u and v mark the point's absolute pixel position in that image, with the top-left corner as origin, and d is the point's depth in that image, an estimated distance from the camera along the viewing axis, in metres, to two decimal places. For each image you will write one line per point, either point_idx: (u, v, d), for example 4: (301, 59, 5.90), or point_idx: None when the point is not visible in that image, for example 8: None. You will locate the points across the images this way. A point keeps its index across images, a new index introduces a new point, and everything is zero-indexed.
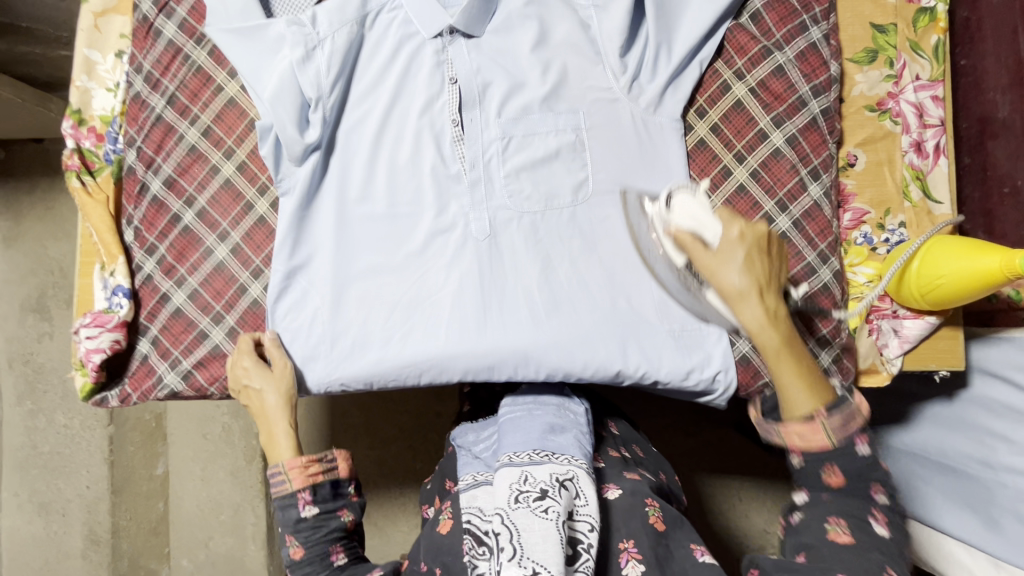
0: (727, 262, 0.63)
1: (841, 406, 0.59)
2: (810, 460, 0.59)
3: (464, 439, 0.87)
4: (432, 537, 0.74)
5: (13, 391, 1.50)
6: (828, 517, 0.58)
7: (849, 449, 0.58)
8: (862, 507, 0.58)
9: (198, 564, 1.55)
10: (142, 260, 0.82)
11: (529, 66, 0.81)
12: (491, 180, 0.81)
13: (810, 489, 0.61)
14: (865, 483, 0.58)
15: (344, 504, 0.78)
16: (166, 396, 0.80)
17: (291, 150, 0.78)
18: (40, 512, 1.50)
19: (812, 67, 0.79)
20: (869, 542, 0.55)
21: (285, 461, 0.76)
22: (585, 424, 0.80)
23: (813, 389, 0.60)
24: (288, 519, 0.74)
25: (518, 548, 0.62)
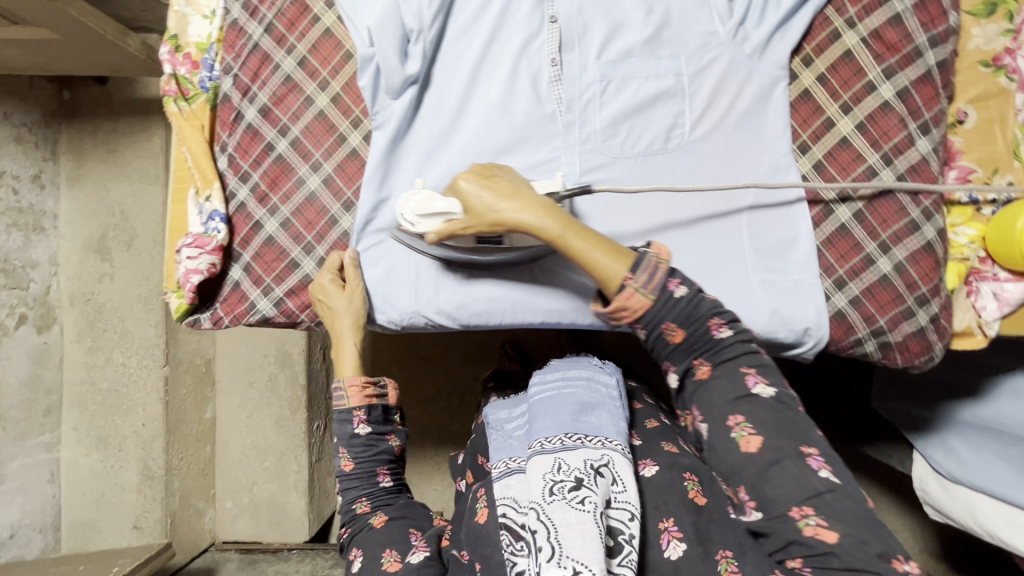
0: (472, 197, 0.69)
1: (641, 262, 0.64)
2: (651, 326, 0.64)
3: (499, 418, 0.89)
4: (471, 527, 0.74)
5: (74, 328, 1.54)
6: (727, 421, 0.61)
7: (668, 297, 0.63)
8: (735, 384, 0.61)
9: (242, 507, 1.64)
10: (235, 188, 0.82)
11: (632, 7, 0.80)
12: (587, 123, 0.80)
13: (675, 366, 0.65)
14: (700, 327, 0.63)
15: (392, 429, 0.84)
16: (257, 321, 0.81)
17: (390, 81, 0.78)
18: (97, 446, 1.54)
19: (931, 16, 0.76)
20: (765, 420, 0.60)
21: (346, 378, 0.82)
22: (616, 398, 0.82)
23: (612, 252, 0.64)
24: (344, 432, 0.81)
25: (555, 547, 0.59)
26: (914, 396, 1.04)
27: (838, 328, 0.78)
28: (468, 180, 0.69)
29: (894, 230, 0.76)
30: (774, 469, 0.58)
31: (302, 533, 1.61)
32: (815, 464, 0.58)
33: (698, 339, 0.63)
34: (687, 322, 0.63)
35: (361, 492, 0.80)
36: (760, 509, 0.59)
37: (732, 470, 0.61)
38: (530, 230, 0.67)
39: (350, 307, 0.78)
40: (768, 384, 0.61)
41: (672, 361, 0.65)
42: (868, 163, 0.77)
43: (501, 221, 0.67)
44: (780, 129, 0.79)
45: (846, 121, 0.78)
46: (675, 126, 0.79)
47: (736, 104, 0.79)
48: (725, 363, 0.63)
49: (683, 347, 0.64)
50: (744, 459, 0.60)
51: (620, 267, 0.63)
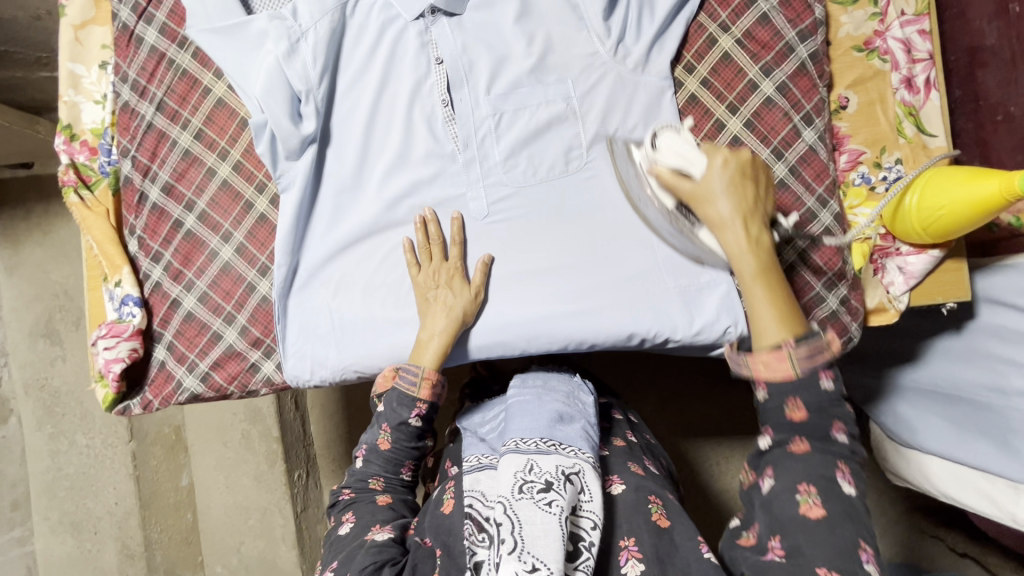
0: (713, 187, 0.67)
1: (810, 338, 0.60)
2: (775, 394, 0.60)
3: (476, 424, 0.87)
4: (435, 517, 0.70)
5: (33, 416, 1.52)
6: (798, 486, 0.57)
7: (813, 381, 0.59)
8: (829, 467, 0.58)
9: (233, 569, 1.57)
10: (149, 270, 0.82)
11: (513, 38, 0.81)
12: (487, 158, 0.81)
13: (775, 432, 0.61)
14: (827, 419, 0.59)
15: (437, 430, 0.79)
16: (188, 399, 0.81)
17: (287, 144, 0.79)
18: (72, 532, 1.52)
19: (796, 12, 0.79)
20: (840, 507, 0.56)
21: (425, 367, 0.75)
22: (593, 416, 0.78)
23: (786, 320, 0.61)
24: (394, 415, 0.75)
25: (518, 542, 0.59)
26: (862, 366, 1.06)
27: None
28: (729, 172, 0.67)
29: (794, 219, 0.78)
30: (820, 536, 0.55)
31: None
32: (865, 557, 0.54)
33: (818, 425, 0.59)
34: (818, 412, 0.59)
35: (379, 471, 0.77)
36: (789, 558, 0.55)
37: (781, 523, 0.57)
38: (733, 245, 0.66)
39: (470, 298, 0.77)
40: (853, 483, 0.58)
41: (774, 426, 0.61)
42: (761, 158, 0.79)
43: (714, 215, 0.67)
44: None
45: (734, 120, 0.80)
46: (572, 149, 0.81)
47: (626, 119, 0.80)
48: (825, 447, 0.59)
49: (798, 422, 0.59)
50: (801, 523, 0.56)
51: (784, 333, 0.61)
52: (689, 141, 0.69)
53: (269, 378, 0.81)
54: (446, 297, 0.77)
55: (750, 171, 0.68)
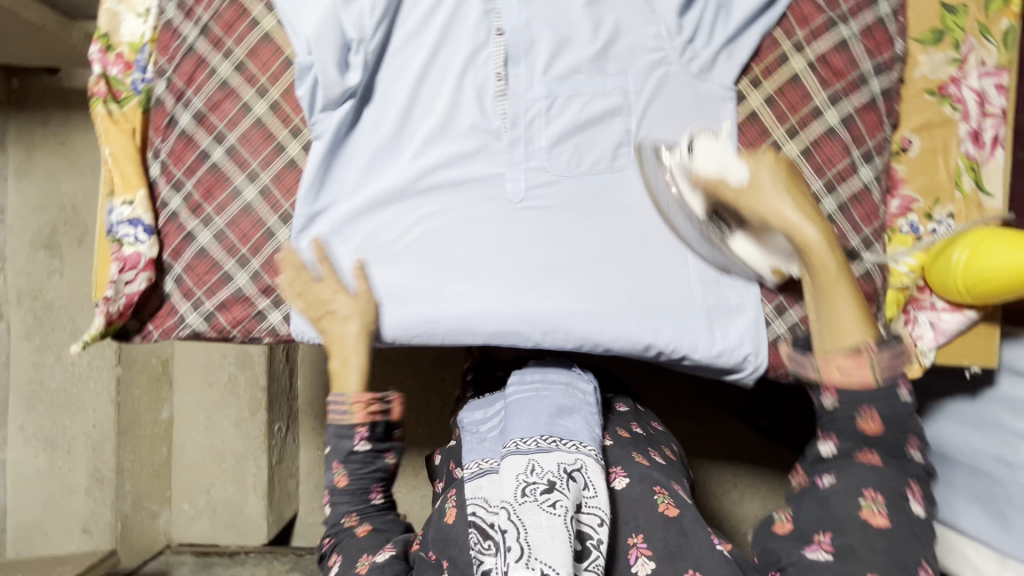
0: (761, 176, 0.66)
1: (889, 343, 0.59)
2: (847, 402, 0.58)
3: (473, 418, 0.86)
4: (439, 527, 0.72)
5: (22, 325, 1.50)
6: (863, 491, 0.55)
7: (891, 389, 0.57)
8: (898, 479, 0.56)
9: (198, 509, 1.56)
10: (167, 198, 0.79)
11: (579, 22, 0.78)
12: (532, 141, 0.78)
13: (838, 438, 0.58)
14: (903, 430, 0.57)
15: (391, 446, 0.76)
16: (188, 336, 0.79)
17: (329, 91, 0.75)
18: (45, 447, 1.51)
19: (877, 43, 0.76)
20: (904, 522, 0.54)
21: (350, 393, 0.73)
22: (594, 404, 0.79)
23: (865, 319, 0.60)
24: (340, 448, 0.73)
25: (525, 548, 0.60)
26: None
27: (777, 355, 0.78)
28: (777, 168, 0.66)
29: None
30: (879, 547, 0.53)
31: (259, 536, 1.54)
32: None
33: (893, 437, 0.56)
34: (892, 423, 0.57)
35: (352, 507, 0.75)
36: (839, 557, 0.54)
37: (836, 523, 0.55)
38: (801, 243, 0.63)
39: (357, 307, 0.75)
40: (922, 502, 0.56)
41: (839, 432, 0.58)
42: (812, 188, 0.76)
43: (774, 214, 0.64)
44: None
45: (792, 144, 0.77)
46: (621, 145, 0.78)
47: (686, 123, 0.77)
48: (898, 459, 0.57)
49: (873, 436, 0.57)
50: (861, 526, 0.54)
51: (865, 333, 0.59)
52: (725, 148, 0.69)
53: (273, 328, 0.79)
54: (338, 325, 0.75)
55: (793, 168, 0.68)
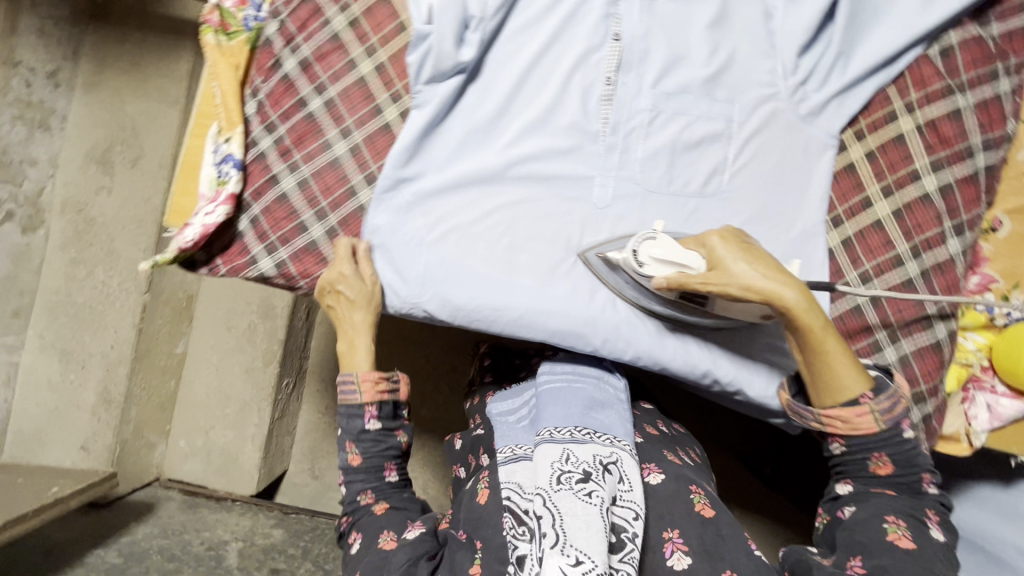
0: (731, 262, 0.65)
1: (882, 388, 0.63)
2: (857, 448, 0.65)
3: (501, 410, 0.86)
4: (471, 508, 0.72)
5: (61, 235, 1.49)
6: (885, 516, 0.61)
7: (894, 434, 0.63)
8: (915, 507, 0.62)
9: (194, 448, 1.69)
10: (258, 139, 0.79)
11: (697, 42, 0.77)
12: (628, 151, 0.79)
13: (855, 482, 0.66)
14: (914, 471, 0.64)
15: (402, 425, 0.82)
16: (256, 278, 0.79)
17: (441, 63, 0.75)
18: (61, 358, 1.49)
19: (990, 118, 0.76)
20: (927, 543, 0.58)
21: (358, 371, 0.80)
22: (624, 399, 0.81)
23: (860, 372, 0.63)
24: (352, 427, 0.80)
25: (560, 535, 0.58)
26: None
27: None
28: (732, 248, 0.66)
29: (909, 322, 0.75)
30: (910, 564, 0.56)
31: (249, 487, 1.67)
32: None
33: (906, 476, 0.64)
34: (901, 456, 0.64)
35: (366, 485, 0.79)
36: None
37: (863, 546, 0.59)
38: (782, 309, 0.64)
39: (366, 297, 0.77)
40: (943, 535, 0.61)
41: (853, 478, 0.66)
42: (898, 251, 0.76)
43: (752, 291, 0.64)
44: (818, 199, 0.78)
45: (884, 203, 0.77)
46: (715, 171, 0.78)
47: (783, 162, 0.78)
48: (913, 493, 0.64)
49: (886, 476, 0.64)
50: (889, 548, 0.58)
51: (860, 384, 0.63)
52: (672, 244, 0.69)
53: None
54: (350, 310, 0.78)
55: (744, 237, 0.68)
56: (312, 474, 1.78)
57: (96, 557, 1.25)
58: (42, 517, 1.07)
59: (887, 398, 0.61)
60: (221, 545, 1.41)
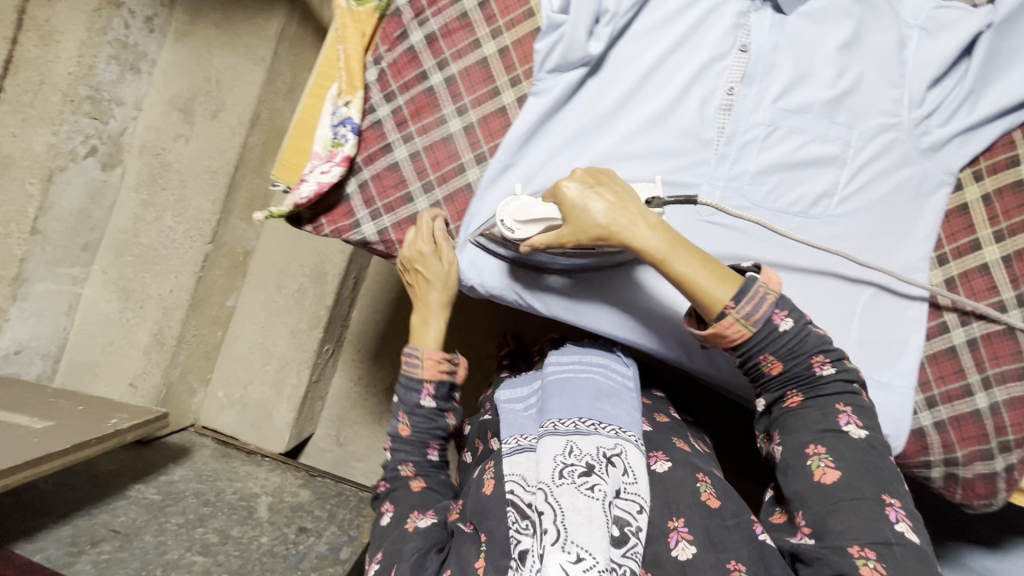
0: (578, 208, 0.66)
1: (746, 293, 0.64)
2: (747, 354, 0.66)
3: (509, 397, 0.87)
4: (478, 499, 0.73)
5: (136, 176, 1.54)
6: (806, 452, 0.64)
7: (767, 331, 0.64)
8: (829, 419, 0.64)
9: (231, 400, 1.72)
10: (376, 112, 0.81)
11: (825, 63, 0.76)
12: (740, 162, 0.78)
13: (769, 393, 0.69)
14: (802, 360, 0.66)
15: (452, 408, 0.85)
16: (357, 241, 0.84)
17: (569, 53, 0.75)
18: (121, 296, 1.53)
19: None
20: (850, 460, 0.61)
21: (424, 348, 0.84)
22: (632, 388, 0.82)
23: (717, 275, 0.64)
24: (408, 399, 0.83)
25: (561, 531, 0.59)
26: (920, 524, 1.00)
27: (913, 444, 0.77)
28: (576, 194, 0.66)
29: (1005, 369, 0.74)
30: (841, 504, 0.60)
31: (278, 445, 1.69)
32: (895, 516, 0.58)
33: (799, 372, 0.66)
34: (785, 349, 0.65)
35: (409, 457, 0.82)
36: (816, 537, 0.61)
37: (798, 494, 0.63)
38: (634, 247, 0.65)
39: (445, 277, 0.81)
40: (860, 426, 0.64)
41: (767, 390, 0.69)
42: (1002, 297, 0.76)
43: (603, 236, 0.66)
44: (926, 232, 0.78)
45: (994, 248, 0.76)
46: (824, 194, 0.78)
47: (895, 194, 0.77)
48: (822, 399, 0.66)
49: (782, 376, 0.66)
50: (817, 488, 0.62)
51: (725, 293, 0.63)
52: (528, 201, 0.70)
53: None
54: (430, 290, 0.82)
55: (593, 175, 0.68)
56: (337, 442, 1.80)
57: (136, 492, 1.29)
58: (101, 447, 1.11)
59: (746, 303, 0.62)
60: (253, 497, 1.42)
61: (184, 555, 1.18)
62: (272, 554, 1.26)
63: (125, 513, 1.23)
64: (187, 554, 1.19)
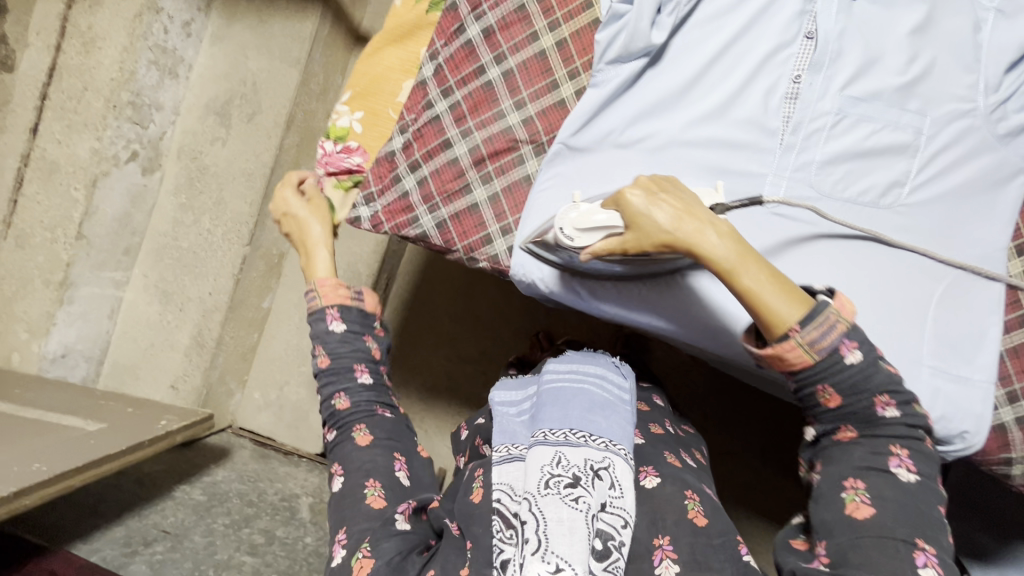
0: (645, 215, 0.62)
1: (817, 315, 0.58)
2: (812, 380, 0.59)
3: (503, 399, 0.82)
4: (465, 503, 0.69)
5: (174, 180, 1.55)
6: (845, 485, 0.58)
7: (833, 361, 0.58)
8: (877, 458, 0.58)
9: (269, 402, 1.65)
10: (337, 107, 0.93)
11: (895, 48, 0.74)
12: (806, 151, 0.76)
13: (821, 422, 0.62)
14: (864, 395, 0.59)
15: (370, 332, 0.83)
16: (416, 236, 0.84)
17: (632, 43, 0.74)
18: (161, 299, 1.55)
19: None
20: (890, 500, 0.56)
21: (319, 280, 0.83)
22: (627, 401, 0.79)
23: (788, 293, 0.58)
24: (319, 331, 0.81)
25: (542, 541, 0.58)
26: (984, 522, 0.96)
27: (992, 441, 0.75)
28: (643, 198, 0.62)
29: None
30: (866, 539, 0.55)
31: (314, 445, 1.61)
32: (921, 559, 0.53)
33: (856, 404, 0.59)
34: (847, 380, 0.58)
35: (337, 389, 0.79)
36: (832, 567, 0.56)
37: (826, 526, 0.58)
38: (701, 258, 0.61)
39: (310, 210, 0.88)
40: (912, 471, 0.58)
41: (819, 419, 0.62)
42: None
43: (673, 245, 0.61)
44: (1005, 222, 0.76)
45: None
46: (896, 184, 0.75)
47: (973, 184, 0.75)
48: (878, 437, 0.59)
49: (839, 408, 0.60)
50: (846, 522, 0.57)
51: (793, 313, 0.57)
52: (590, 207, 0.67)
53: (496, 256, 0.81)
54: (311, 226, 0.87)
55: (655, 185, 0.64)
56: None
57: (182, 493, 1.30)
58: (154, 448, 1.12)
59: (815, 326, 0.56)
60: (295, 497, 1.39)
61: (233, 555, 1.19)
62: (317, 555, 1.26)
63: (174, 513, 1.24)
64: (236, 554, 1.20)
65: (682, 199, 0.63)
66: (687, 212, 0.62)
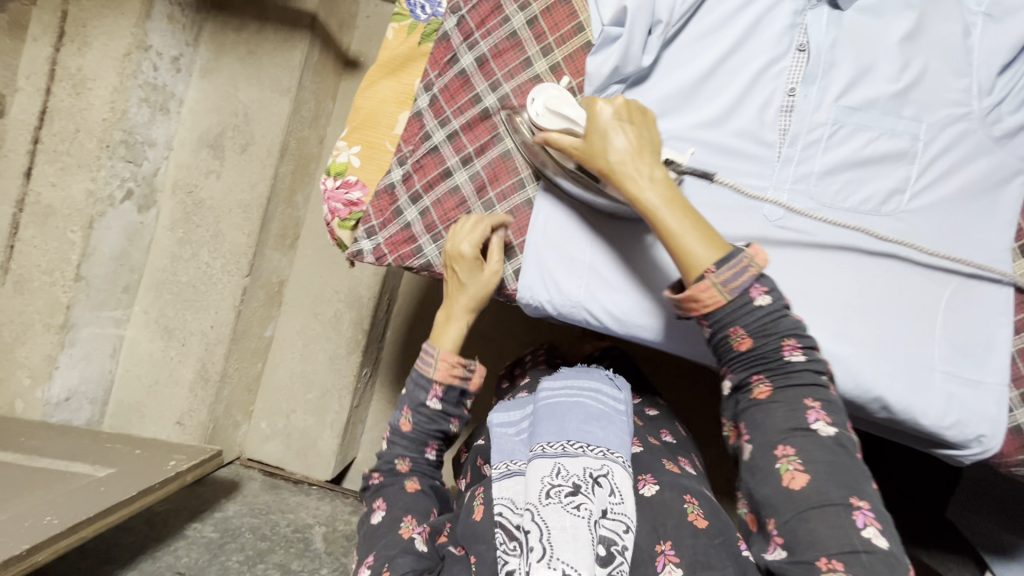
0: (607, 132, 0.64)
1: (731, 260, 0.60)
2: (719, 326, 0.61)
3: (501, 420, 0.81)
4: (467, 523, 0.71)
5: (170, 216, 1.55)
6: (776, 452, 0.59)
7: (744, 303, 0.60)
8: (796, 415, 0.59)
9: (274, 430, 1.69)
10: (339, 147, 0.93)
11: (888, 56, 0.75)
12: (804, 163, 0.76)
13: (736, 372, 0.63)
14: (774, 341, 0.60)
15: (459, 414, 0.82)
16: (422, 266, 0.84)
17: (626, 64, 0.74)
18: (163, 335, 1.54)
19: None
20: (819, 461, 0.57)
21: (441, 349, 0.80)
22: (624, 412, 0.78)
23: (705, 242, 0.61)
24: (414, 396, 0.80)
25: (547, 549, 0.59)
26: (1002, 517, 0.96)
27: (1010, 442, 0.75)
28: (614, 113, 0.64)
29: None
30: (808, 512, 0.56)
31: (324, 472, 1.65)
32: (861, 520, 0.54)
33: (766, 354, 0.61)
34: (756, 324, 0.60)
35: (406, 452, 0.80)
36: (787, 550, 0.56)
37: (766, 499, 0.59)
38: (636, 191, 0.63)
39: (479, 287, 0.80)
40: (830, 423, 0.59)
41: (735, 368, 0.63)
42: None
43: (616, 170, 0.64)
44: (1005, 224, 0.76)
45: None
46: (896, 191, 0.75)
47: (972, 188, 0.75)
48: (788, 391, 0.60)
49: (750, 354, 0.61)
50: (786, 494, 0.57)
51: (705, 260, 0.61)
52: (564, 98, 0.68)
53: (502, 281, 0.81)
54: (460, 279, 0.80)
55: (632, 109, 0.65)
56: None
57: (194, 531, 1.28)
58: (165, 489, 1.10)
59: (727, 268, 0.59)
60: (307, 527, 1.39)
61: None
62: None
63: (187, 553, 1.21)
64: None
65: (645, 134, 0.65)
66: (644, 146, 0.64)
